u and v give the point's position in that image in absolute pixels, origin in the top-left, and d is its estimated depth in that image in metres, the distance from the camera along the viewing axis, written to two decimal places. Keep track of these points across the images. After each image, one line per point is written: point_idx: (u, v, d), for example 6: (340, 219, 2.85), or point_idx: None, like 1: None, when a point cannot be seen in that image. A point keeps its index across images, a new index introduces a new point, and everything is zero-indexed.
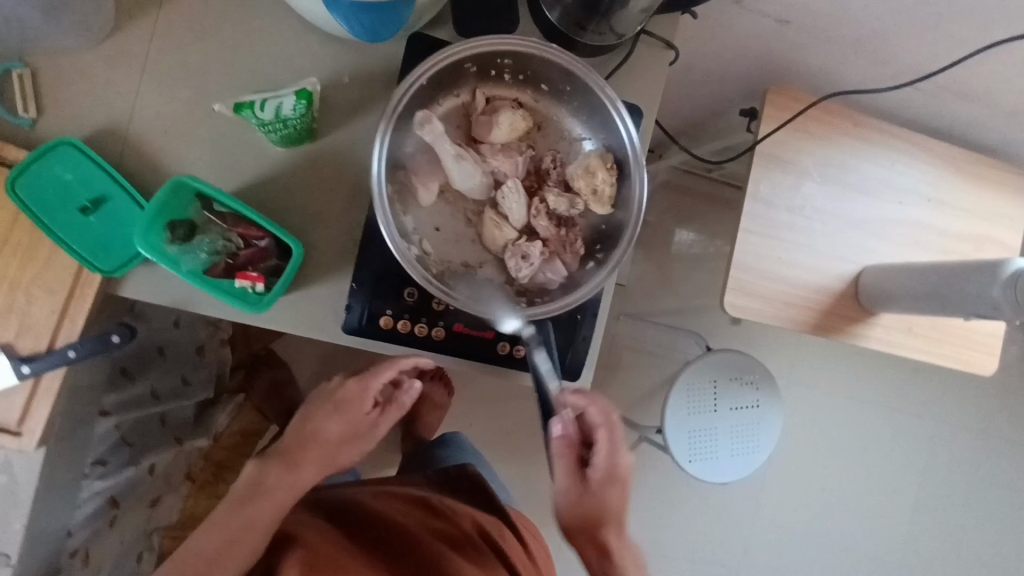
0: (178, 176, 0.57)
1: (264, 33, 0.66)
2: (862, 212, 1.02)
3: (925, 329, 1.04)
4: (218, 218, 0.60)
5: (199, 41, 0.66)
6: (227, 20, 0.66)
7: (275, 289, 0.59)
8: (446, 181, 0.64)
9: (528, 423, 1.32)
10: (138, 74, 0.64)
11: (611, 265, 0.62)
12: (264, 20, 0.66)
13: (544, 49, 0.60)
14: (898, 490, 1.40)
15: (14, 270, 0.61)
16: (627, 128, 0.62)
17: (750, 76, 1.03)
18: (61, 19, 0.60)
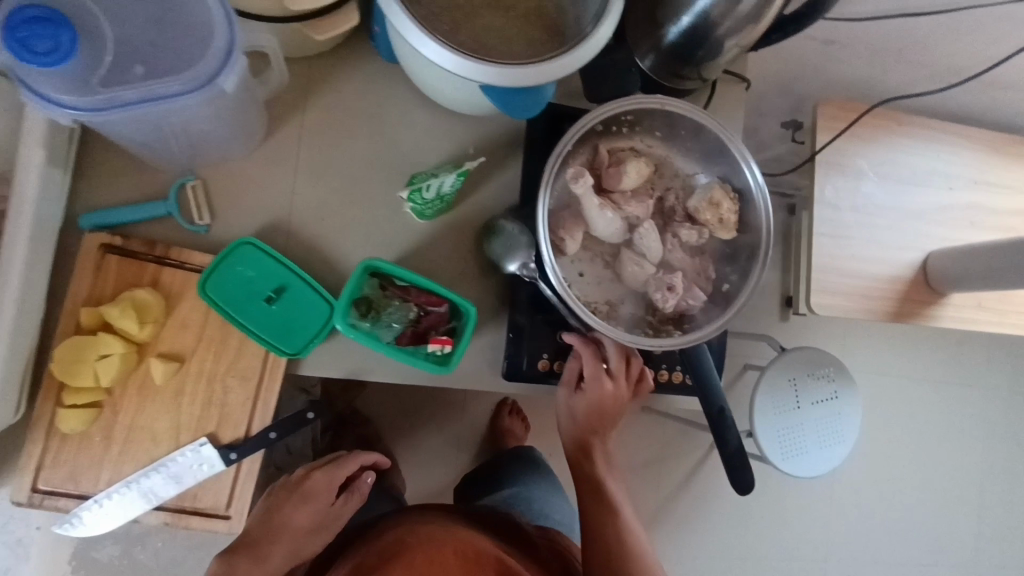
0: (368, 259, 0.63)
1: (398, 120, 0.73)
2: (918, 202, 1.08)
3: (991, 303, 1.10)
4: (397, 293, 0.65)
5: (341, 134, 0.72)
6: (364, 112, 0.72)
7: (459, 347, 0.65)
8: (585, 229, 0.70)
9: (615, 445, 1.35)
10: (291, 171, 0.70)
11: (750, 285, 0.68)
12: (396, 108, 0.72)
13: (665, 102, 0.67)
14: (974, 460, 1.44)
15: (209, 365, 0.65)
16: (749, 166, 0.68)
17: (796, 91, 1.10)
18: (231, 133, 0.65)
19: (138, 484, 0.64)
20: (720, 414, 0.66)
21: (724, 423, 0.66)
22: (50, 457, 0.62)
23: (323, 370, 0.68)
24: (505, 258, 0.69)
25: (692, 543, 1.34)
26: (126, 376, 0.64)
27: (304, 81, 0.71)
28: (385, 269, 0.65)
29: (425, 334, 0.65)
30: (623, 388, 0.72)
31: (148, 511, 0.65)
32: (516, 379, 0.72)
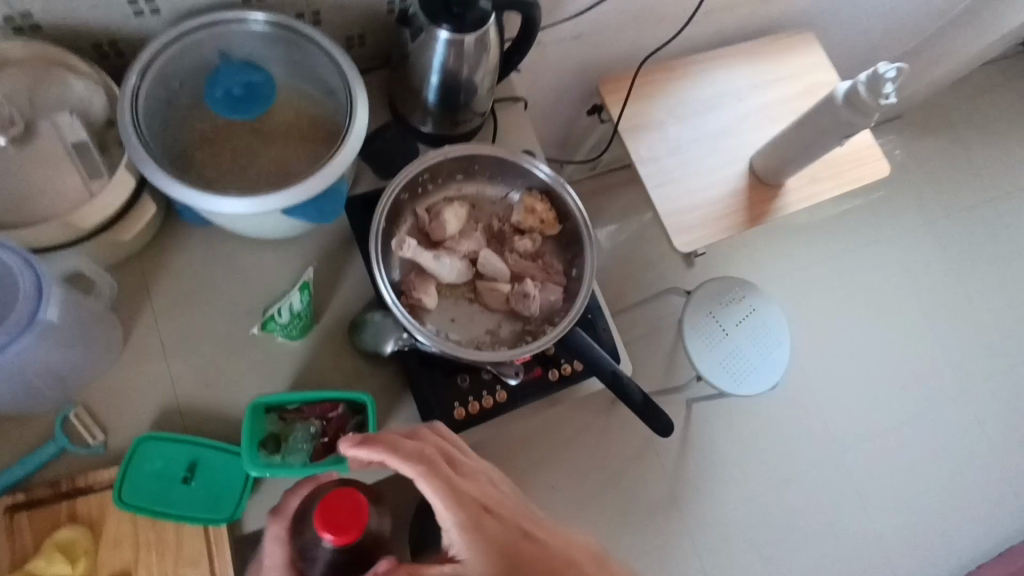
0: (251, 402, 0.69)
1: (225, 257, 0.78)
2: (718, 122, 1.23)
3: (822, 171, 1.25)
4: (293, 415, 0.71)
5: (181, 304, 0.76)
6: (188, 264, 0.77)
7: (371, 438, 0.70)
8: (438, 282, 0.77)
9: (661, 351, 1.53)
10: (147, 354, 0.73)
11: (587, 277, 0.76)
12: (216, 247, 0.78)
13: (448, 153, 0.76)
14: (820, 239, 1.69)
15: (157, 566, 0.66)
16: (540, 168, 0.78)
17: (570, 79, 1.21)
18: (26, 386, 0.65)
19: None
20: (615, 378, 0.75)
21: (622, 383, 0.75)
22: None
23: (263, 519, 0.71)
24: (381, 344, 0.75)
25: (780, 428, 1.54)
26: None
27: (140, 272, 0.76)
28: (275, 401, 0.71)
29: (335, 442, 0.71)
30: (554, 276, 0.79)
31: None
32: None
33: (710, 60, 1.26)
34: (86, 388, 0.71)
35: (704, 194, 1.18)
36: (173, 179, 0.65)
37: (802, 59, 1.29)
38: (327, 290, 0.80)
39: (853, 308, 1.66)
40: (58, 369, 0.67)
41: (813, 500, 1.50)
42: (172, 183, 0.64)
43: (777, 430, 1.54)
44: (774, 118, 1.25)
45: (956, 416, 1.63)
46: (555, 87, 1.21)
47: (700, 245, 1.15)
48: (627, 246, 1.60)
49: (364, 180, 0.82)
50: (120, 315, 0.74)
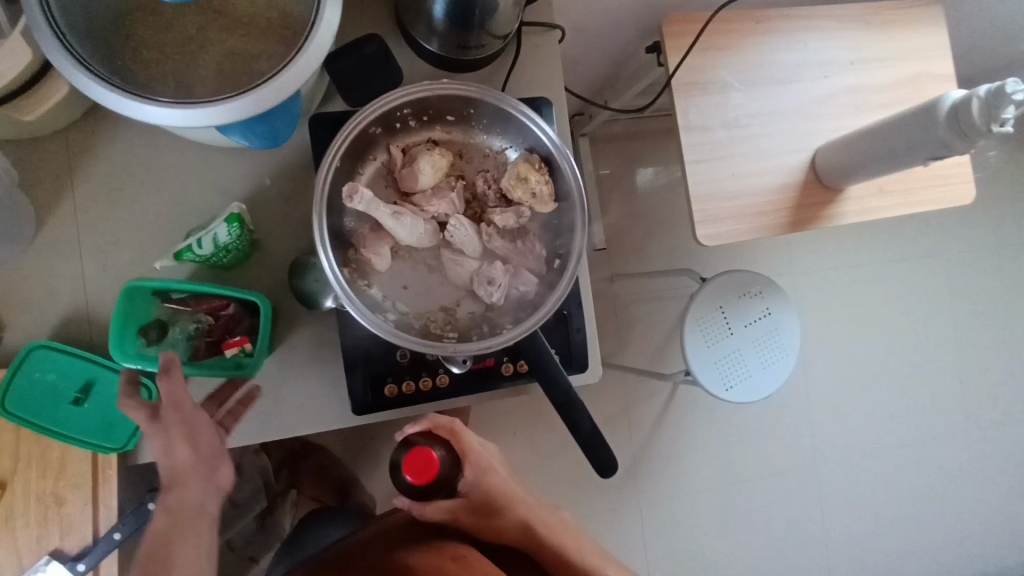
0: (127, 285, 0.60)
1: (160, 157, 0.67)
2: (792, 99, 1.04)
3: (894, 185, 1.06)
4: (180, 304, 0.63)
5: (102, 201, 0.66)
6: (116, 158, 0.66)
7: (259, 347, 0.64)
8: (395, 242, 0.65)
9: (657, 328, 1.43)
10: (57, 251, 0.65)
11: (570, 270, 0.64)
12: (150, 143, 0.67)
13: (436, 88, 0.61)
14: (872, 246, 1.51)
15: (37, 480, 0.62)
16: (542, 129, 0.63)
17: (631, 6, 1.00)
18: None
19: None
20: (566, 400, 0.63)
21: (572, 406, 0.63)
22: None
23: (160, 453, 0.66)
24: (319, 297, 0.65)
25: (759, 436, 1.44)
26: None
27: (62, 156, 0.65)
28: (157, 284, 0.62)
29: (219, 342, 0.64)
30: (533, 263, 0.67)
31: None
32: (366, 411, 0.68)
33: (801, 21, 1.05)
34: None
35: (751, 183, 1.01)
36: (81, 68, 0.49)
37: (911, 39, 1.08)
38: (272, 220, 0.69)
39: (880, 329, 1.51)
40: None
41: (775, 509, 1.44)
42: (80, 74, 0.49)
43: (760, 436, 1.44)
44: (857, 109, 1.06)
45: (949, 463, 1.53)
46: (611, 13, 1.01)
47: (727, 243, 1.00)
48: (653, 206, 1.44)
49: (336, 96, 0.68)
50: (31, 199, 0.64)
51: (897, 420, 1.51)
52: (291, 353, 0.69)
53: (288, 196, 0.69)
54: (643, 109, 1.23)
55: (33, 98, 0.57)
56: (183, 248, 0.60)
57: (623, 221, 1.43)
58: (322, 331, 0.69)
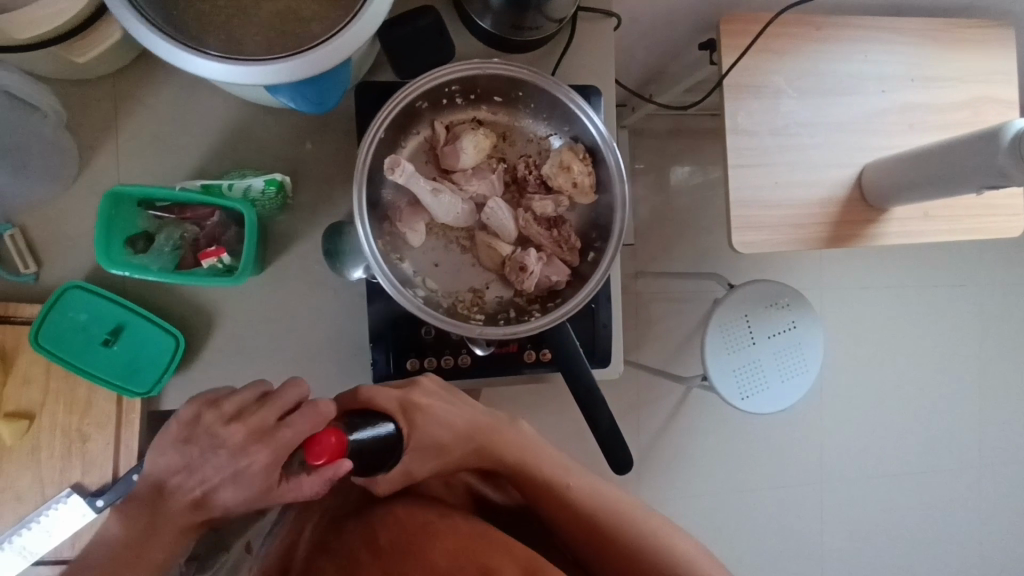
0: (110, 189, 0.57)
1: (204, 110, 0.67)
2: (844, 111, 1.01)
3: (941, 211, 1.03)
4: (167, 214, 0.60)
5: (145, 149, 0.66)
6: (163, 107, 0.66)
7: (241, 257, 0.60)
8: (431, 218, 0.65)
9: (677, 330, 1.41)
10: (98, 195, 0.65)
11: (605, 264, 0.63)
12: (197, 96, 0.67)
13: (488, 66, 0.60)
14: (907, 269, 1.47)
15: (63, 416, 0.64)
16: (591, 119, 0.62)
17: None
18: None
19: (10, 544, 0.63)
20: (588, 395, 0.63)
21: (593, 400, 0.63)
22: None
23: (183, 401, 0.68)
24: (347, 267, 0.66)
25: (768, 448, 1.43)
26: None
27: (111, 100, 0.65)
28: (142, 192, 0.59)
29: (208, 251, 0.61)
30: (567, 253, 0.66)
31: (32, 565, 0.65)
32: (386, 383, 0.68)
33: (865, 31, 1.01)
34: (24, 210, 0.63)
35: (793, 193, 0.99)
36: (143, 22, 0.49)
37: (978, 59, 1.04)
38: (310, 185, 0.69)
39: (906, 354, 1.48)
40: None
41: (776, 523, 1.43)
42: (136, 22, 0.49)
43: (771, 447, 1.43)
44: (912, 127, 1.03)
45: (959, 496, 1.51)
46: (668, 4, 0.98)
47: (762, 252, 0.98)
48: (686, 207, 1.41)
49: (385, 66, 0.67)
50: (77, 139, 0.65)
51: (911, 447, 1.49)
52: (317, 317, 0.69)
53: (331, 161, 0.69)
54: (688, 107, 1.21)
55: (87, 39, 0.57)
56: (215, 182, 0.59)
57: (653, 219, 1.41)
58: (349, 300, 0.70)
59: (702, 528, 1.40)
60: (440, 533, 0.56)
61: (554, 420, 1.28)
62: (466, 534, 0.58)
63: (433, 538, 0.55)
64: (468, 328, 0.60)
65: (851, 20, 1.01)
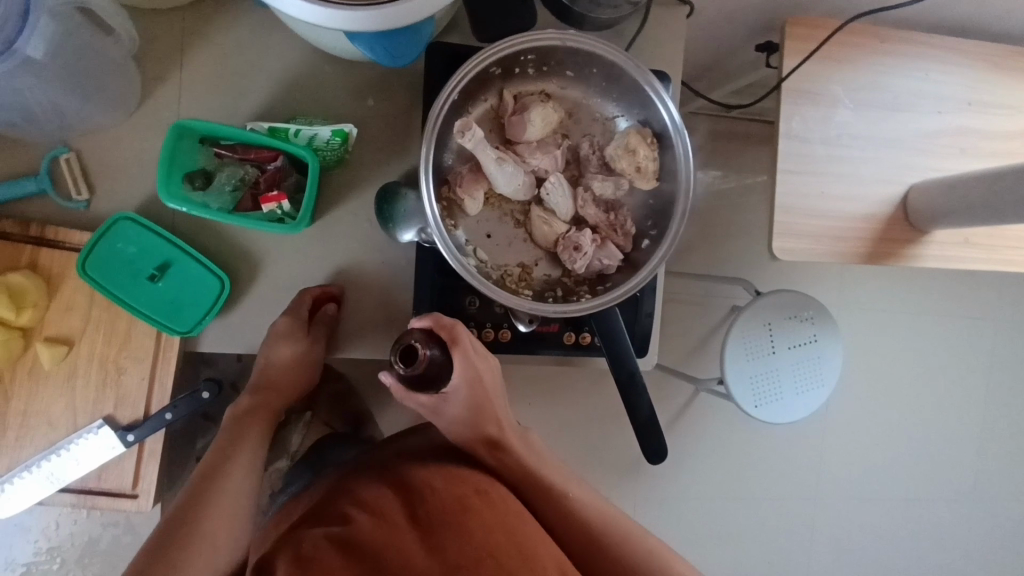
0: (179, 121, 0.57)
1: (269, 53, 0.66)
2: (899, 128, 1.00)
3: (982, 239, 1.03)
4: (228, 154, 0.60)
5: (205, 86, 0.65)
6: (228, 46, 0.65)
7: (301, 205, 0.59)
8: (489, 187, 0.64)
9: (695, 331, 1.39)
10: (155, 128, 0.64)
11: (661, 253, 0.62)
12: (263, 39, 0.65)
13: (568, 39, 0.59)
14: (931, 296, 1.47)
15: (101, 347, 0.64)
16: (665, 104, 0.61)
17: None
18: (16, 112, 0.58)
19: (39, 468, 0.64)
20: (630, 380, 0.63)
21: (635, 387, 0.63)
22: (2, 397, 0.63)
23: (218, 345, 0.67)
24: (399, 228, 0.64)
25: (771, 458, 1.42)
26: (14, 361, 0.62)
27: (177, 32, 0.64)
28: (206, 129, 0.59)
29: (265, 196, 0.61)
30: (621, 239, 0.65)
31: (56, 492, 0.65)
32: None
33: (930, 49, 1.00)
34: (82, 134, 0.63)
35: (837, 204, 0.98)
36: None
37: None
38: (366, 141, 0.68)
39: (919, 379, 1.47)
40: (53, 104, 0.58)
41: (769, 532, 1.43)
42: None
43: (773, 457, 1.43)
44: (964, 152, 1.01)
45: (952, 526, 1.52)
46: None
47: (799, 260, 0.97)
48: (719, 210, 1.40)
49: (459, 29, 0.66)
50: (141, 69, 0.64)
51: (911, 472, 1.49)
52: (360, 278, 0.68)
53: (390, 118, 0.68)
54: (737, 108, 1.19)
55: None
56: (282, 126, 0.59)
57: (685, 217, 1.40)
58: (394, 262, 0.69)
59: (696, 530, 1.40)
60: (481, 509, 0.54)
61: (565, 407, 1.29)
62: (504, 511, 0.55)
63: (470, 514, 0.53)
64: (522, 301, 0.60)
65: (917, 36, 0.99)
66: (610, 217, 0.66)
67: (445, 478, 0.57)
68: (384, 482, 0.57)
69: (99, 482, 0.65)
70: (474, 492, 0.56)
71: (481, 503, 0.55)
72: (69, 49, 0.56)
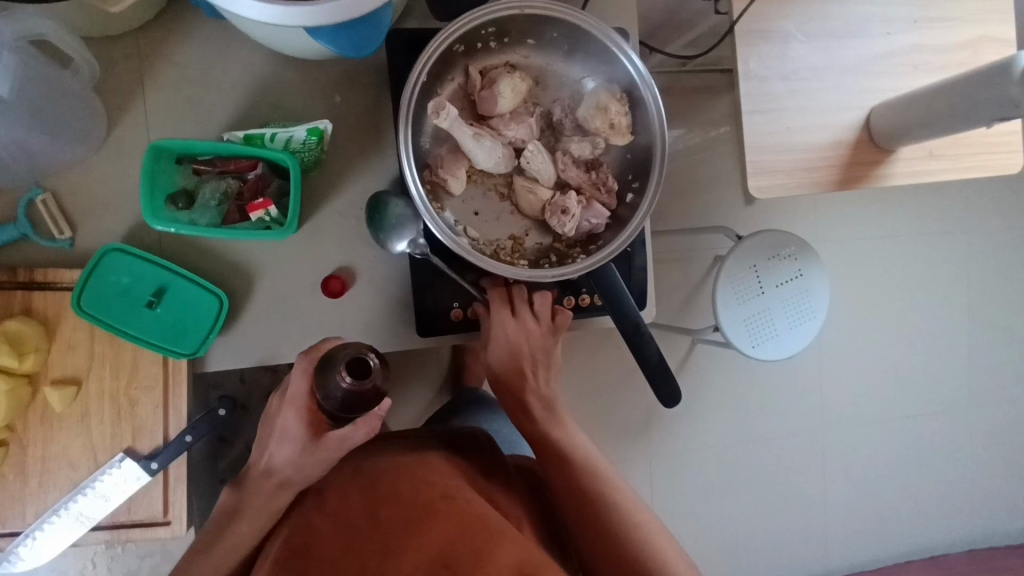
0: (153, 142, 0.57)
1: (230, 64, 0.65)
2: (853, 54, 1.02)
3: (946, 149, 1.06)
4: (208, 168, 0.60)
5: (171, 107, 0.64)
6: (187, 64, 0.64)
7: (288, 208, 0.60)
8: (470, 164, 0.65)
9: (685, 283, 1.42)
10: (127, 155, 0.64)
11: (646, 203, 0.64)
12: (222, 51, 0.65)
13: (525, 6, 0.60)
14: (904, 214, 1.51)
15: (110, 381, 0.64)
16: (629, 57, 0.62)
17: None
18: None
19: (67, 510, 0.63)
20: (636, 332, 0.65)
21: (641, 337, 0.65)
22: (18, 446, 0.63)
23: (226, 361, 0.67)
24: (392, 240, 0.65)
25: (774, 394, 1.46)
26: (24, 409, 0.62)
27: (134, 56, 0.64)
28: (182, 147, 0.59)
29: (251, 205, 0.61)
30: (606, 196, 0.66)
31: (89, 531, 0.65)
32: (431, 333, 0.69)
33: None
34: (55, 173, 0.62)
35: (804, 136, 1.00)
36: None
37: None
38: (340, 138, 0.68)
39: (904, 298, 1.52)
40: (20, 144, 0.58)
41: (783, 466, 1.47)
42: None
43: (776, 393, 1.46)
44: (917, 68, 1.04)
45: (954, 431, 1.57)
46: None
47: (775, 197, 1.00)
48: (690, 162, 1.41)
49: (414, 14, 0.66)
50: (105, 98, 0.63)
51: (908, 386, 1.54)
52: (355, 276, 0.68)
53: (361, 113, 0.68)
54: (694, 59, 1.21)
55: None
56: (257, 133, 0.59)
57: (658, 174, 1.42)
58: (386, 254, 0.69)
59: (713, 476, 1.44)
60: (441, 514, 0.56)
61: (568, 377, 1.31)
62: (466, 515, 0.56)
63: (431, 521, 0.56)
64: (522, 271, 0.61)
65: None
66: (593, 176, 0.67)
67: (417, 478, 0.60)
68: (355, 485, 0.60)
69: (129, 515, 0.66)
70: (440, 497, 0.58)
71: (445, 509, 0.57)
72: (29, 87, 0.55)
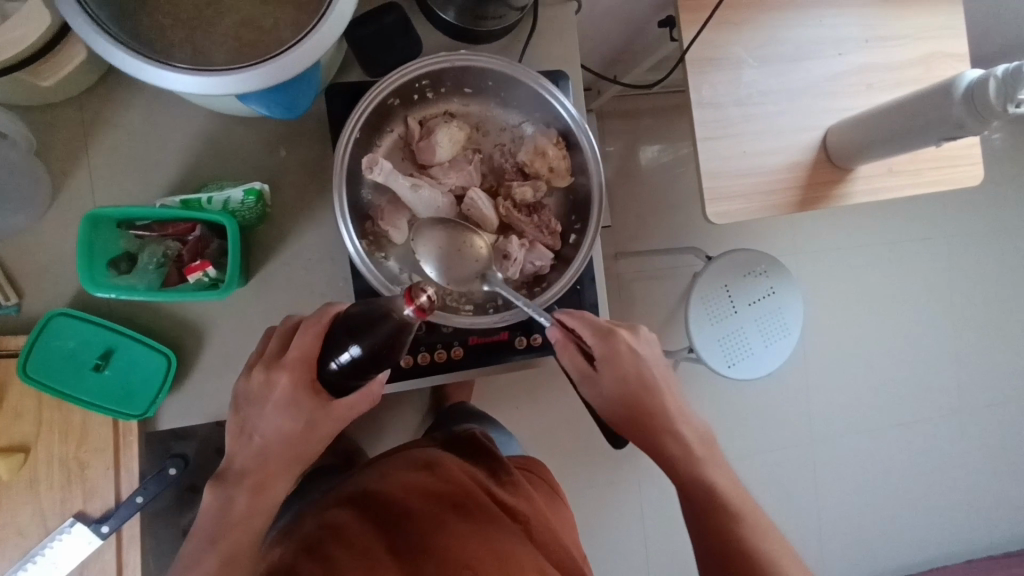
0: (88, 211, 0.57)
1: (172, 125, 0.66)
2: (806, 77, 1.03)
3: (904, 165, 1.06)
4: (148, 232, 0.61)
5: (114, 170, 0.65)
6: (130, 127, 0.65)
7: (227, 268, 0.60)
8: (411, 213, 0.66)
9: (660, 304, 1.42)
10: (71, 221, 0.64)
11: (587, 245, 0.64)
12: (163, 113, 0.66)
13: (456, 59, 0.61)
14: (876, 225, 1.51)
15: (59, 445, 0.64)
16: (561, 103, 0.63)
17: None
18: None
19: None
20: (581, 373, 0.64)
21: (588, 379, 0.64)
22: None
23: (178, 418, 0.67)
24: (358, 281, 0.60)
25: (756, 410, 1.45)
26: None
27: (76, 123, 0.65)
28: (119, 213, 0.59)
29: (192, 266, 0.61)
30: (549, 238, 0.67)
31: None
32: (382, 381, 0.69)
33: None
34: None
35: (760, 159, 1.01)
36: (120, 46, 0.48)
37: (931, 15, 1.07)
38: (285, 192, 0.68)
39: (882, 308, 1.52)
40: None
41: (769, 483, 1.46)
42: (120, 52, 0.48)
43: (758, 410, 1.46)
44: (871, 87, 1.05)
45: (940, 439, 1.56)
46: None
47: (734, 221, 1.00)
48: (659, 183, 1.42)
49: (354, 69, 0.67)
50: (48, 164, 0.64)
51: (891, 396, 1.53)
52: None
53: (305, 166, 0.69)
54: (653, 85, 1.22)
55: (52, 61, 0.56)
56: (194, 196, 0.60)
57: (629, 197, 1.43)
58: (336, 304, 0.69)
59: None
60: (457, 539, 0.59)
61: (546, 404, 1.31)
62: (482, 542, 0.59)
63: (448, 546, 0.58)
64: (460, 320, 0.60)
65: None
66: (535, 218, 0.67)
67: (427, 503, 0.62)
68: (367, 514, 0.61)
69: None
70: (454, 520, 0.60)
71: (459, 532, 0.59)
72: None
